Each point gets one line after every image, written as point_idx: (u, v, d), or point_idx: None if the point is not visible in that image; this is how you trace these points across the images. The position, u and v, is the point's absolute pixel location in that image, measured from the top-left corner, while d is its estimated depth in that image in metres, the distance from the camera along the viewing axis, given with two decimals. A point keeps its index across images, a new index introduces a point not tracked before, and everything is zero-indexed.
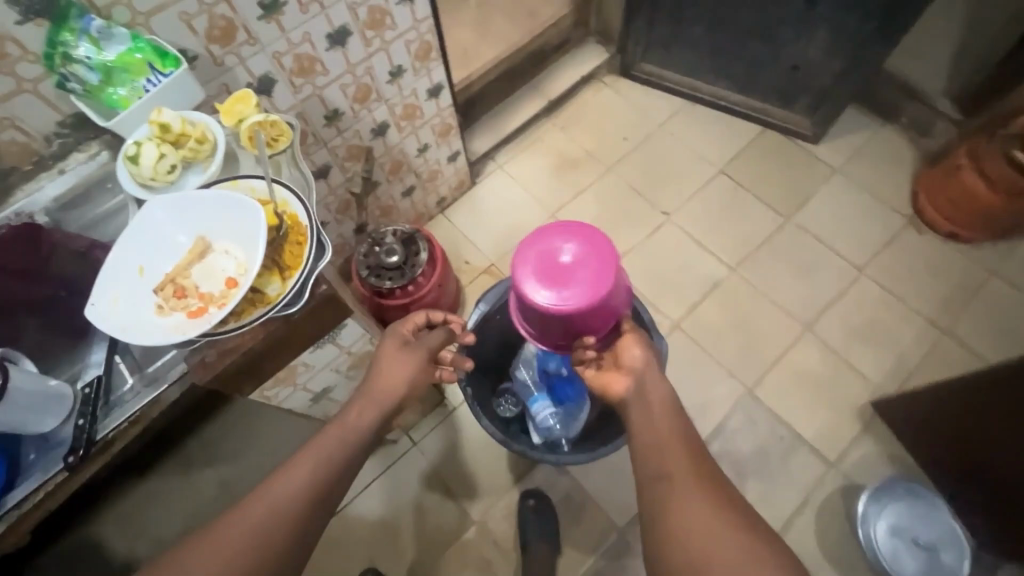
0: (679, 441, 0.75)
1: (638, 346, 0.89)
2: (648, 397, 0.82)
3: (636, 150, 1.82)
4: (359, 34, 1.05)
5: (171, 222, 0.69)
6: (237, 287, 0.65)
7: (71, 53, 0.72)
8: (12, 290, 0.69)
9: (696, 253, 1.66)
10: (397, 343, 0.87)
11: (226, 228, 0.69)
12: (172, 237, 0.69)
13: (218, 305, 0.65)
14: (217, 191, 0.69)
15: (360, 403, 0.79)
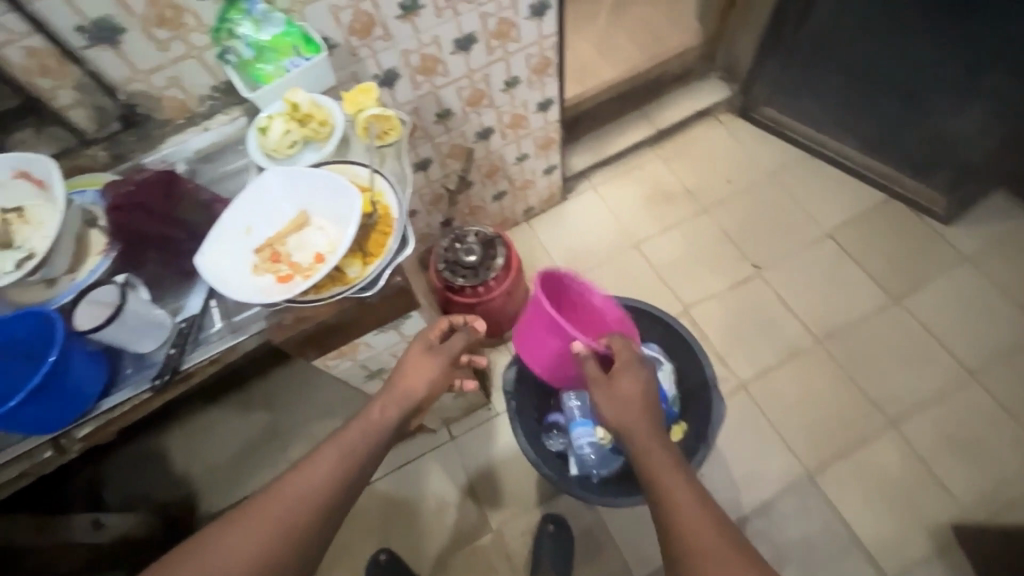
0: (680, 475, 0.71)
1: (625, 385, 0.85)
2: (639, 436, 0.78)
3: (738, 195, 1.73)
4: (484, 43, 1.09)
5: (280, 194, 0.76)
6: (323, 263, 0.71)
7: (234, 30, 0.81)
8: (140, 225, 0.75)
9: (781, 315, 1.55)
10: (422, 348, 0.88)
11: (324, 207, 0.75)
12: (278, 206, 0.76)
13: (304, 276, 0.71)
14: (325, 172, 0.74)
15: (384, 399, 0.82)
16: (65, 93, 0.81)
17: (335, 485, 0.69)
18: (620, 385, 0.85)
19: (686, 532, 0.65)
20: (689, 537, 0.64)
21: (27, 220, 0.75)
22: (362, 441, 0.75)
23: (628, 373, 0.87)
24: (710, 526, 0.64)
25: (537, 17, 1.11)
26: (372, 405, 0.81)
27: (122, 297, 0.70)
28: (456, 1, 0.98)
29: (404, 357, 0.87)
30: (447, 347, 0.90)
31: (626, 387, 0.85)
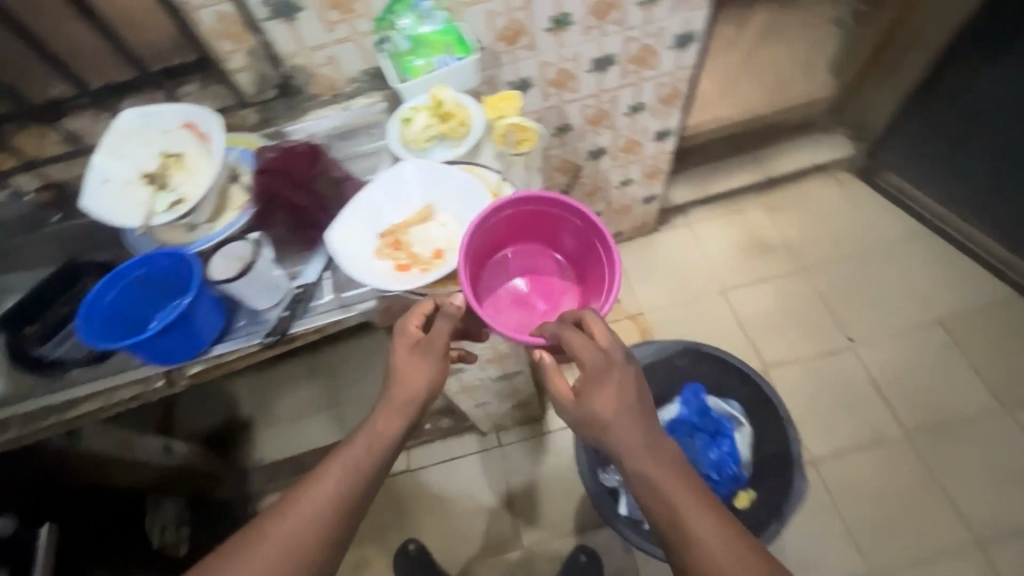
0: (691, 495, 0.63)
1: (604, 398, 0.66)
2: (636, 457, 0.65)
3: (844, 260, 1.63)
4: (621, 66, 1.09)
5: (411, 185, 0.77)
6: (444, 260, 0.73)
7: (396, 22, 0.85)
8: (281, 189, 0.79)
9: (870, 397, 1.44)
10: (408, 347, 0.71)
11: (453, 207, 0.76)
12: (408, 194, 0.77)
13: (423, 270, 0.72)
14: (464, 174, 0.77)
15: (388, 406, 0.71)
16: (237, 57, 0.86)
17: (337, 502, 0.67)
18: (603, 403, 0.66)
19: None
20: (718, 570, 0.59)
21: (183, 166, 0.82)
22: (365, 457, 0.69)
23: (597, 383, 0.66)
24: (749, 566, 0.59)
25: (680, 48, 1.09)
26: (376, 414, 0.71)
27: (255, 256, 0.75)
28: (606, 22, 0.98)
29: (391, 354, 0.72)
30: (432, 346, 0.71)
31: (605, 404, 0.66)
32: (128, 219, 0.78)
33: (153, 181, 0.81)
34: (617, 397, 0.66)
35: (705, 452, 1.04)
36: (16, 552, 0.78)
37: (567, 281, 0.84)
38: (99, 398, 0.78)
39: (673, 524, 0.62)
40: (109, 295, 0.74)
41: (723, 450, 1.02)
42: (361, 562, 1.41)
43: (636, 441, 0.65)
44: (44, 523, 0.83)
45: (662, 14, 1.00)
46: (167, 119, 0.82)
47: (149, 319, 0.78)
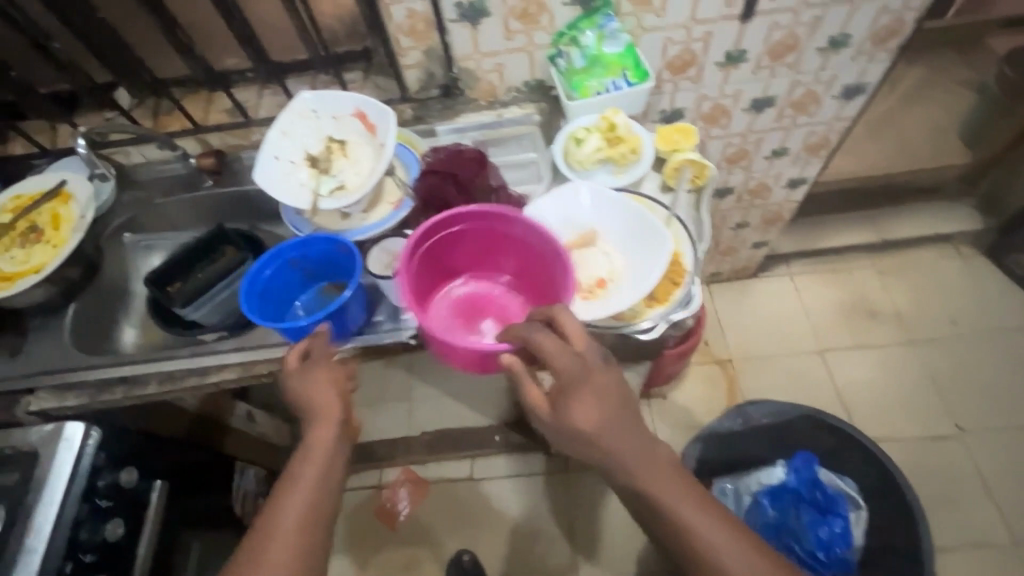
0: (699, 506, 0.56)
1: (589, 407, 0.57)
2: (639, 470, 0.58)
3: (960, 340, 1.51)
4: (778, 109, 1.04)
5: (575, 206, 0.75)
6: (606, 291, 0.69)
7: (577, 39, 0.82)
8: (444, 191, 0.77)
9: (973, 492, 1.34)
10: (302, 376, 0.69)
11: (617, 234, 0.73)
12: (572, 216, 0.75)
13: (585, 297, 0.69)
14: (635, 204, 0.72)
15: (317, 422, 0.67)
16: (414, 54, 0.86)
17: (306, 522, 0.61)
18: (587, 413, 0.57)
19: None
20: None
21: (346, 154, 0.83)
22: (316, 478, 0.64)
23: (575, 393, 0.58)
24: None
25: (845, 99, 1.03)
26: (310, 434, 0.67)
27: None
28: (779, 64, 0.94)
29: (295, 389, 0.69)
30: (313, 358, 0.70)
31: (586, 414, 0.58)
32: (294, 200, 0.79)
33: (316, 164, 0.82)
34: (602, 406, 0.58)
35: (815, 528, 0.97)
36: (133, 504, 0.80)
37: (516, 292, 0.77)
38: (236, 369, 0.79)
39: (689, 540, 0.56)
40: (268, 270, 0.74)
41: (835, 530, 0.95)
42: (411, 562, 1.40)
43: (630, 449, 0.58)
44: (157, 478, 0.85)
45: (839, 62, 0.95)
46: (340, 105, 0.83)
47: (294, 298, 0.79)
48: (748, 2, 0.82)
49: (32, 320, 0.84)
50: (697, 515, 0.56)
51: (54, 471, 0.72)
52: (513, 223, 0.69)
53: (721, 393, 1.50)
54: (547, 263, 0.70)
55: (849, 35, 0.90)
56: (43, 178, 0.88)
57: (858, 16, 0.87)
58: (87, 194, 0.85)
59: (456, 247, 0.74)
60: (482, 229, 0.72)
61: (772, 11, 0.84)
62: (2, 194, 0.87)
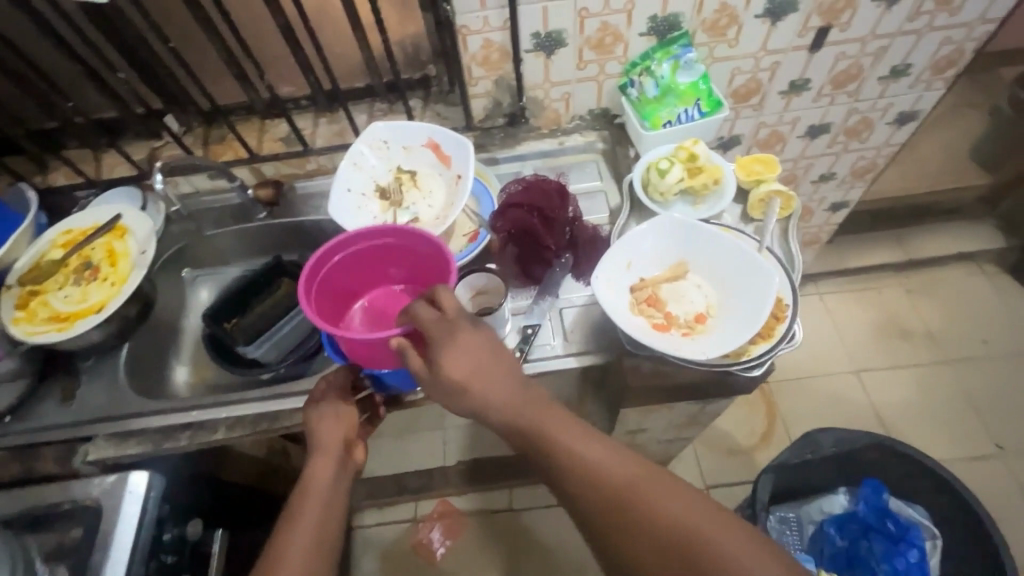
0: (581, 434, 0.55)
1: (465, 358, 0.56)
2: (524, 411, 0.56)
3: (991, 358, 1.53)
4: (832, 136, 1.05)
5: (665, 238, 0.73)
6: (706, 326, 0.69)
7: (651, 69, 0.82)
8: (532, 225, 0.77)
9: (1018, 511, 1.33)
10: (318, 412, 0.68)
11: (708, 266, 0.72)
12: (661, 249, 0.73)
13: (684, 333, 0.69)
14: (730, 236, 0.70)
15: (319, 455, 0.66)
16: (484, 83, 0.85)
17: (314, 556, 0.58)
18: (459, 362, 0.56)
19: (642, 525, 0.50)
20: (644, 511, 0.50)
21: (418, 185, 0.81)
22: (323, 508, 0.62)
23: (442, 346, 0.56)
24: (678, 502, 0.50)
25: (897, 125, 1.04)
26: (308, 469, 0.65)
27: (499, 300, 0.73)
28: (840, 92, 0.95)
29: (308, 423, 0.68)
30: (332, 391, 0.69)
31: (456, 365, 0.56)
32: None
33: (387, 195, 0.80)
34: (469, 354, 0.56)
35: (890, 560, 0.96)
36: (195, 557, 0.75)
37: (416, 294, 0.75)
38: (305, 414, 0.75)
39: (581, 474, 0.53)
40: None
41: (911, 561, 0.94)
42: None
43: (506, 388, 0.57)
44: (217, 527, 0.80)
45: (897, 90, 0.96)
46: (412, 136, 0.81)
47: None
48: (820, 32, 0.83)
49: (84, 362, 0.80)
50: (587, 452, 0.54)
51: (122, 523, 0.66)
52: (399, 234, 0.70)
53: (760, 416, 1.48)
54: (435, 258, 0.70)
55: (910, 65, 0.91)
56: (95, 212, 0.85)
57: (921, 47, 0.88)
58: (146, 230, 0.82)
59: (350, 273, 0.73)
60: (362, 251, 0.71)
61: (841, 41, 0.85)
62: (52, 228, 0.84)
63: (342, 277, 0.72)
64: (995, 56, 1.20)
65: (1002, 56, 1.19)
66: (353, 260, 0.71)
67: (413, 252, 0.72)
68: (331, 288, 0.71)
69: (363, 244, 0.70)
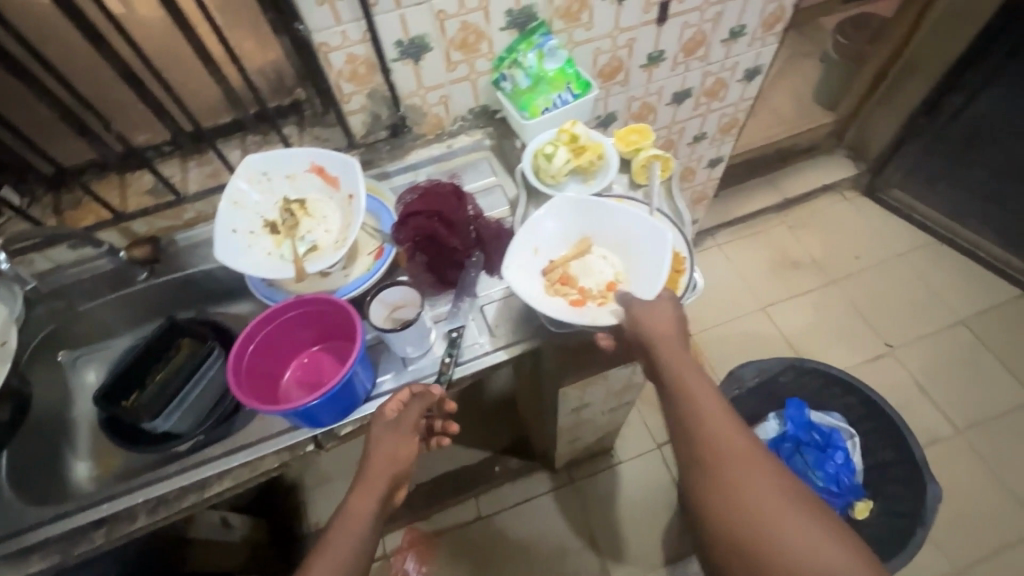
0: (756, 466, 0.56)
1: (658, 320, 0.65)
2: (699, 405, 0.60)
3: (867, 271, 1.73)
4: (694, 99, 1.14)
5: (561, 219, 0.76)
6: (618, 292, 0.72)
7: (518, 60, 0.84)
8: (437, 229, 0.77)
9: (915, 396, 1.51)
10: (383, 426, 0.67)
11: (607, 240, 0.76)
12: (562, 230, 0.76)
13: (600, 303, 0.71)
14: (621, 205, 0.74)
15: (362, 483, 0.64)
16: (357, 99, 0.84)
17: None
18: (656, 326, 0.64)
19: (756, 541, 0.52)
20: (776, 546, 0.52)
21: (310, 212, 0.78)
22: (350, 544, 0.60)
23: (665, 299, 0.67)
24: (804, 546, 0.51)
25: (746, 81, 1.15)
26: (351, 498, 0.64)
27: (418, 310, 0.72)
28: (692, 58, 1.03)
29: (371, 439, 0.67)
30: (404, 421, 0.68)
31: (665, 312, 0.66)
32: (263, 270, 0.72)
33: (279, 230, 0.77)
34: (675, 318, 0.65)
35: (821, 466, 1.05)
36: None
37: (337, 349, 0.74)
38: (237, 474, 0.70)
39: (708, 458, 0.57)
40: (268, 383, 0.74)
41: (838, 462, 1.05)
42: None
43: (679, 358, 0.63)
44: None
45: (739, 50, 1.06)
46: (293, 164, 0.78)
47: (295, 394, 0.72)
48: (662, 6, 0.89)
49: None
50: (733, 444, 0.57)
51: None
52: (312, 301, 0.69)
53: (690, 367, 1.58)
54: (340, 317, 0.70)
55: (744, 25, 1.01)
56: None
57: (750, 8, 0.98)
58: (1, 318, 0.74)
59: (267, 355, 0.70)
60: (270, 333, 0.69)
61: (683, 12, 0.92)
62: None
63: (261, 361, 0.69)
64: (810, 11, 1.37)
65: (816, 9, 1.36)
66: (267, 344, 0.69)
67: (325, 317, 0.71)
68: (255, 375, 0.68)
69: (268, 329, 0.68)
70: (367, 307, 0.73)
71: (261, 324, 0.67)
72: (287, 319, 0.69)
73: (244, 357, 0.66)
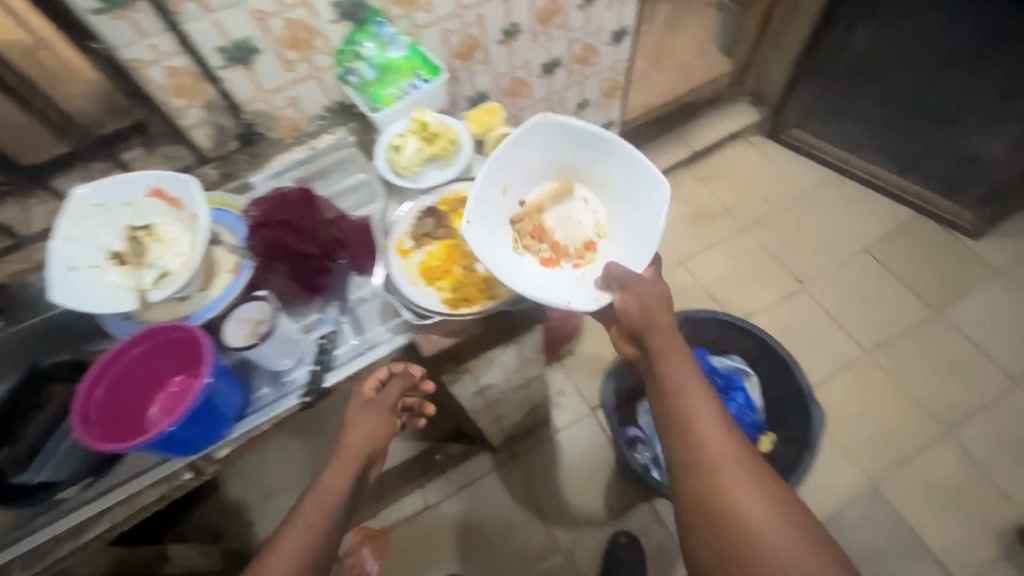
0: (742, 467, 0.61)
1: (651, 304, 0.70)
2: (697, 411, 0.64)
3: (777, 212, 1.79)
4: (566, 67, 1.13)
5: (544, 154, 0.80)
6: (592, 249, 0.80)
7: (359, 51, 0.83)
8: (286, 240, 0.75)
9: (825, 325, 1.60)
10: (360, 404, 0.72)
11: (590, 181, 0.82)
12: (541, 173, 0.81)
13: (575, 262, 0.79)
14: (609, 146, 0.77)
15: (338, 460, 0.68)
16: (194, 112, 0.81)
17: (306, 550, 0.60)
18: (651, 313, 0.70)
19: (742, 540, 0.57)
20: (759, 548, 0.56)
21: (157, 237, 0.75)
22: (323, 514, 0.64)
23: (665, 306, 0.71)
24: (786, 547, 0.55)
25: (616, 43, 1.16)
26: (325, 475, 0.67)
27: (274, 318, 0.71)
28: (551, 28, 1.02)
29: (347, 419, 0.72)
30: (382, 401, 0.72)
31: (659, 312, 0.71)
32: (113, 305, 0.71)
33: (126, 261, 0.74)
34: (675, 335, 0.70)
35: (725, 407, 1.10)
36: None
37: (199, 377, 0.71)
38: (113, 514, 0.69)
39: (701, 454, 0.62)
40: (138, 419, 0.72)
41: (739, 402, 1.10)
42: None
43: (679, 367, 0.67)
44: None
45: (599, 14, 1.06)
46: (131, 190, 0.75)
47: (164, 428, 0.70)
48: None
49: None
50: (726, 454, 0.61)
51: None
52: (157, 333, 0.67)
53: None
54: (190, 344, 0.68)
55: None
56: None
57: None
58: None
59: (125, 392, 0.68)
60: (121, 371, 0.67)
61: None
62: None
63: (117, 402, 0.67)
64: None
65: None
66: (120, 383, 0.67)
67: (177, 348, 0.68)
68: (112, 415, 0.67)
69: (117, 367, 0.67)
70: (223, 327, 0.72)
71: (106, 365, 0.66)
72: (137, 354, 0.67)
73: (92, 400, 0.64)
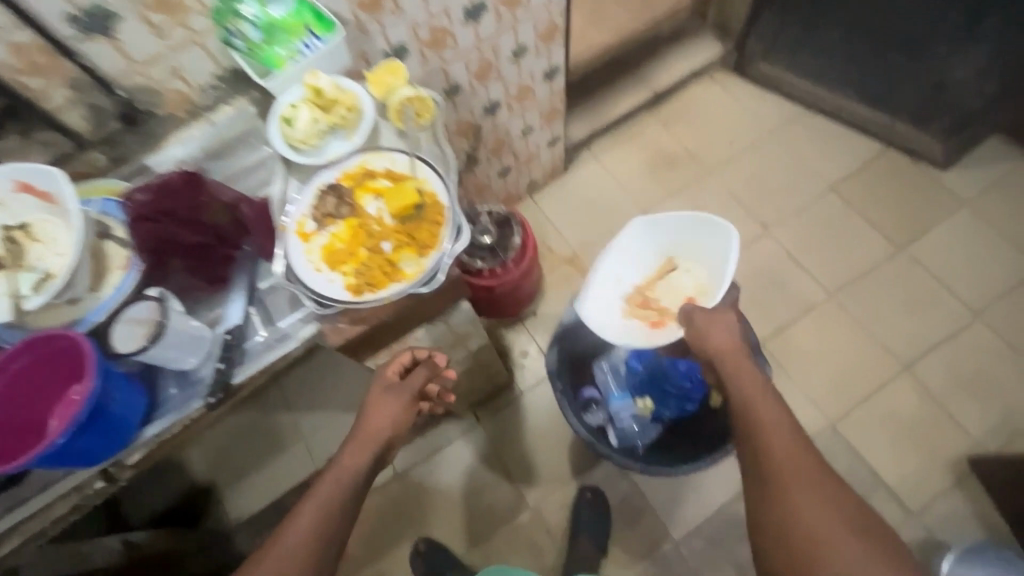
0: (804, 481, 0.70)
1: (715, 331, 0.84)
2: (768, 428, 0.73)
3: (741, 153, 1.72)
4: (493, 11, 1.04)
5: (643, 241, 1.04)
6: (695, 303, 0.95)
7: (238, 10, 0.73)
8: (174, 232, 0.71)
9: (788, 268, 1.57)
10: (383, 388, 0.78)
11: (686, 251, 1.01)
12: (644, 256, 1.03)
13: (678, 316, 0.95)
14: (691, 218, 1.00)
15: (355, 444, 0.73)
16: (58, 92, 0.74)
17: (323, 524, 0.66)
18: (720, 339, 0.83)
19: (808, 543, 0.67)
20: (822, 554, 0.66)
21: (35, 235, 0.69)
22: (337, 491, 0.69)
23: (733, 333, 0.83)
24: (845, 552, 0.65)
25: None
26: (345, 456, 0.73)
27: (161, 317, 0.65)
28: None
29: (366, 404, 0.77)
30: (407, 385, 0.79)
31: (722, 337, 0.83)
32: None
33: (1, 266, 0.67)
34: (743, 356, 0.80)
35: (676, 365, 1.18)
36: None
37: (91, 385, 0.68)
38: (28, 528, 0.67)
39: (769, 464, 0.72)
40: None
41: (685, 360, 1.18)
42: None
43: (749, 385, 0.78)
44: None
45: None
46: None
47: None
48: None
49: None
50: (792, 466, 0.71)
51: None
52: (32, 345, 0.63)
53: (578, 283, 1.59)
54: (68, 353, 0.64)
55: None
56: None
57: None
58: None
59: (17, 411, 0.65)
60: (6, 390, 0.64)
61: None
62: None
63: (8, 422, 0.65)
64: None
65: None
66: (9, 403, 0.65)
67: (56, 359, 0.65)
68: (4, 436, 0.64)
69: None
70: (111, 330, 0.67)
71: None
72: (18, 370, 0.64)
73: None
